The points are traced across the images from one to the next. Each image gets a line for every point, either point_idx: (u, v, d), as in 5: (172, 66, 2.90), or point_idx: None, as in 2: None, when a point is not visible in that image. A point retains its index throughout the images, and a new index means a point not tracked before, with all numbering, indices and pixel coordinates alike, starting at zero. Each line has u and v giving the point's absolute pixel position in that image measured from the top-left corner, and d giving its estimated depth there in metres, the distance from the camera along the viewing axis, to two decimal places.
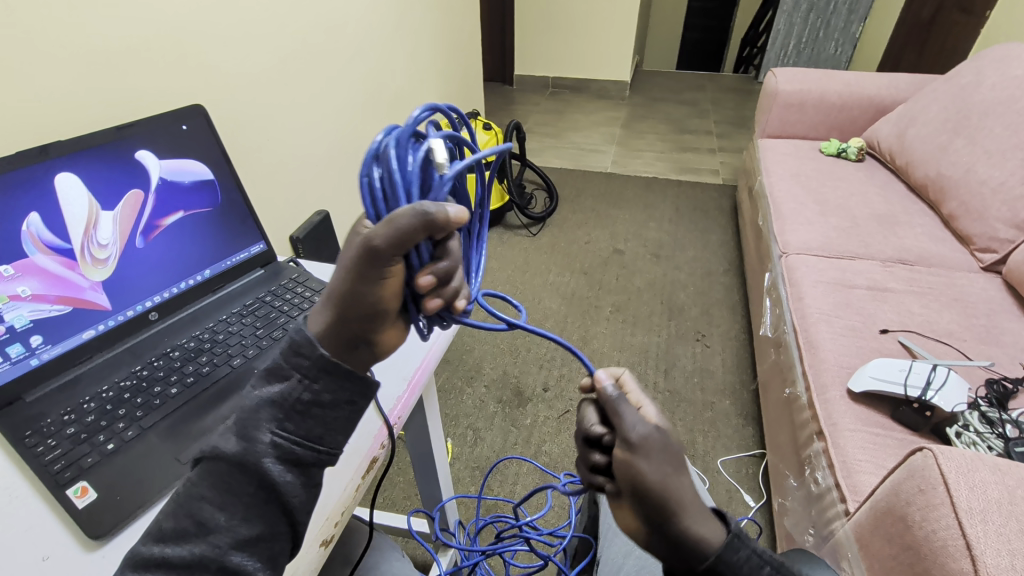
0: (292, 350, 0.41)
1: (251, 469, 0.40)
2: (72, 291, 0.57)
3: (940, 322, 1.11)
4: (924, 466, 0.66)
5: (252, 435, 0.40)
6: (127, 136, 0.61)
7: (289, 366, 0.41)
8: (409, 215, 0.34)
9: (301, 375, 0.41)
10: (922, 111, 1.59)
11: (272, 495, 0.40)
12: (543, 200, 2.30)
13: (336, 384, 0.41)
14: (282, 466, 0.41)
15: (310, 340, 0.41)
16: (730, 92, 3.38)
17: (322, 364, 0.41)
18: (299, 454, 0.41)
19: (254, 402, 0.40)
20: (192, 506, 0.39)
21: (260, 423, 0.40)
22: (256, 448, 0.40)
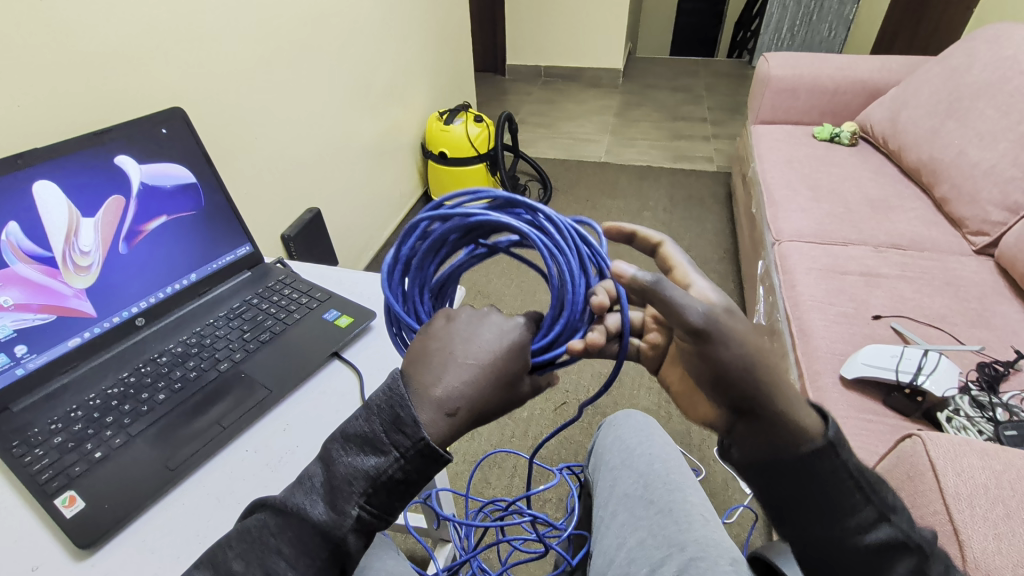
0: (395, 426, 0.40)
1: (332, 538, 0.40)
2: (56, 299, 0.57)
3: (932, 307, 1.11)
4: (913, 452, 0.66)
5: (341, 507, 0.40)
6: (106, 141, 0.60)
7: (390, 442, 0.40)
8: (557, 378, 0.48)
9: (400, 454, 0.40)
10: (914, 94, 1.58)
11: (341, 563, 0.41)
12: (536, 191, 2.29)
13: (426, 468, 0.41)
14: (359, 537, 0.41)
15: (418, 423, 0.40)
16: (724, 78, 3.35)
17: (424, 448, 0.40)
18: (373, 525, 0.41)
19: (350, 472, 0.40)
20: (268, 567, 0.39)
21: (350, 496, 0.40)
22: (342, 521, 0.40)
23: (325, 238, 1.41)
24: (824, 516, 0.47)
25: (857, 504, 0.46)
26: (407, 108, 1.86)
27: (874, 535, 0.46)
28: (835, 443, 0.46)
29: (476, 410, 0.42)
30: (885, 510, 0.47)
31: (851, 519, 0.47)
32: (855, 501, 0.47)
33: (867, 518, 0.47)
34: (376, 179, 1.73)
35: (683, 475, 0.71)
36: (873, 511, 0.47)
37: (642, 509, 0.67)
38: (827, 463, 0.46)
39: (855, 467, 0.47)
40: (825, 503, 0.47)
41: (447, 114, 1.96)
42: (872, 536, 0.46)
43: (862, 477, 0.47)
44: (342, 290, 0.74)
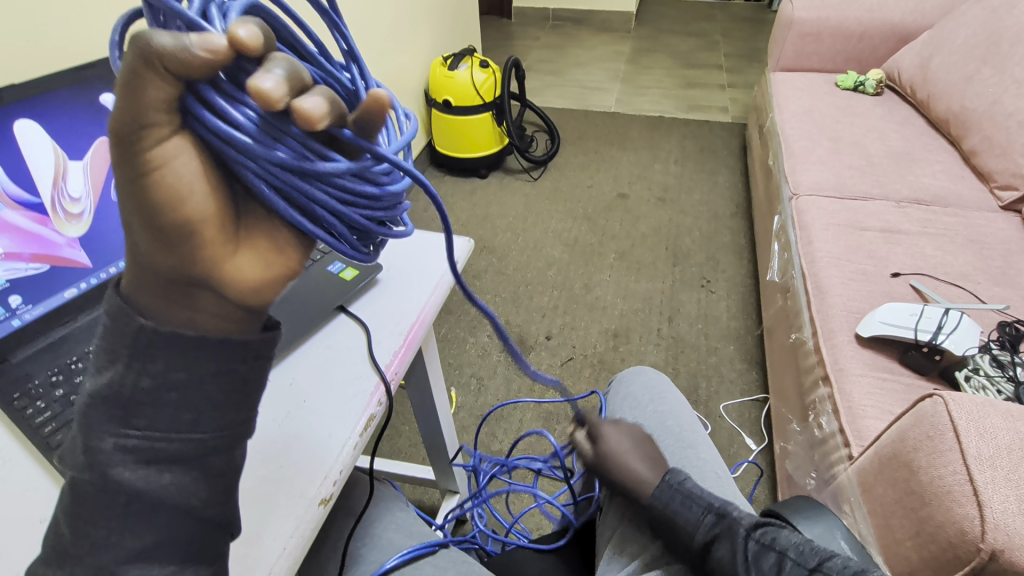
0: (111, 332, 0.35)
1: (103, 477, 0.34)
2: (48, 248, 0.54)
3: (954, 264, 1.08)
4: (933, 413, 0.65)
5: (95, 442, 0.34)
6: (88, 77, 0.57)
7: (110, 354, 0.34)
8: (138, 57, 0.28)
9: (124, 358, 0.34)
10: (949, 38, 1.48)
11: (150, 500, 0.35)
12: (544, 142, 2.22)
13: (182, 361, 0.35)
14: (143, 467, 0.34)
15: (128, 316, 0.34)
16: (742, 22, 3.18)
17: (148, 336, 0.34)
18: (158, 448, 0.35)
19: (86, 404, 0.34)
20: (69, 526, 0.34)
21: (98, 427, 0.34)
22: (103, 455, 0.34)
23: None
24: (682, 539, 0.53)
25: (695, 513, 0.52)
26: (409, 52, 1.77)
27: (719, 549, 0.49)
28: (669, 479, 0.56)
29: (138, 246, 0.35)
30: (730, 522, 0.51)
31: (698, 526, 0.52)
32: (694, 513, 0.53)
33: (711, 524, 0.51)
34: None
35: (696, 432, 0.70)
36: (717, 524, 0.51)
37: None
38: (664, 491, 0.55)
39: (694, 490, 0.55)
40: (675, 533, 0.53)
41: (452, 58, 1.87)
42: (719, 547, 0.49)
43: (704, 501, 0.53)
44: None
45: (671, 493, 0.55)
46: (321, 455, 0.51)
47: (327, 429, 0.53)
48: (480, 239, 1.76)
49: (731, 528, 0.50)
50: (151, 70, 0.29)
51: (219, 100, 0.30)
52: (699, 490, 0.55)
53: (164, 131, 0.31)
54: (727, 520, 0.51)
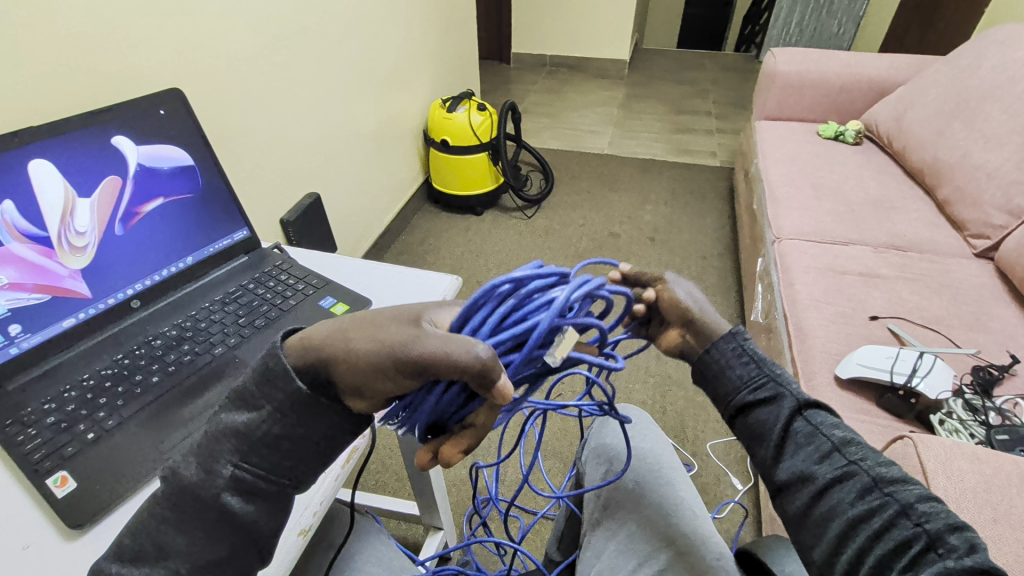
0: (264, 379, 0.38)
1: (207, 500, 0.37)
2: (51, 279, 0.57)
3: (930, 309, 1.11)
4: (903, 455, 0.67)
5: (213, 467, 0.38)
6: (102, 121, 0.60)
7: (260, 395, 0.38)
8: (463, 359, 0.35)
9: (269, 406, 0.38)
10: (921, 94, 1.57)
11: (237, 527, 0.38)
12: (538, 182, 2.28)
13: (309, 417, 0.38)
14: (242, 499, 0.38)
15: (286, 371, 0.38)
16: (730, 72, 3.33)
17: (297, 396, 0.38)
18: (263, 485, 0.39)
19: (220, 431, 0.38)
20: (151, 530, 0.38)
21: (221, 454, 0.38)
22: (215, 481, 0.38)
23: (323, 224, 1.40)
24: (727, 390, 0.52)
25: (747, 372, 0.51)
26: (409, 93, 1.84)
27: (760, 399, 0.50)
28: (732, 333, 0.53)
29: (342, 336, 0.38)
30: (774, 379, 0.50)
31: (744, 384, 0.51)
32: (745, 372, 0.51)
33: (762, 386, 0.50)
34: (376, 166, 1.72)
35: (674, 470, 0.71)
36: (763, 377, 0.50)
37: (631, 501, 0.68)
38: (726, 346, 0.53)
39: (751, 347, 0.52)
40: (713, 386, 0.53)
41: (451, 101, 1.94)
42: (761, 398, 0.50)
43: (756, 355, 0.52)
44: (340, 279, 0.74)
45: (728, 346, 0.52)
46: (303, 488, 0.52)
47: None
48: (473, 274, 1.80)
49: (782, 397, 0.49)
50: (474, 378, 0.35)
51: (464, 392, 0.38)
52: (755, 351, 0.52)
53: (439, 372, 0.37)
54: (776, 382, 0.50)
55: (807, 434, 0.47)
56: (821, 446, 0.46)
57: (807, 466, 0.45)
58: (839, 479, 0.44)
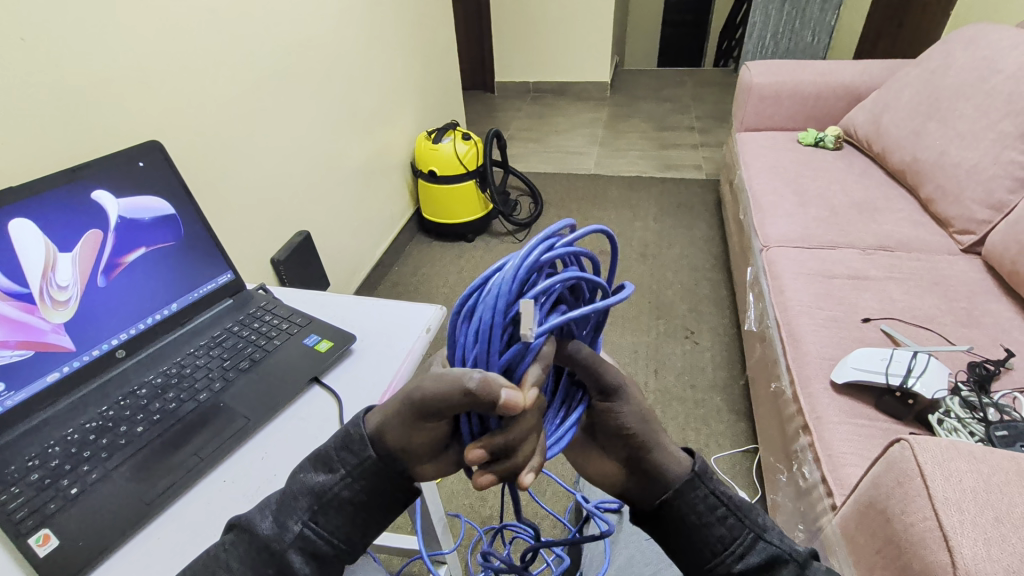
0: (344, 445, 0.46)
1: (276, 551, 0.45)
2: (33, 334, 0.57)
3: (922, 308, 1.11)
4: (902, 458, 0.65)
5: (286, 524, 0.46)
6: (81, 177, 0.61)
7: (338, 460, 0.46)
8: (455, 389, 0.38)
9: (344, 472, 0.46)
10: (895, 97, 1.60)
11: None
12: (527, 205, 2.30)
13: (374, 486, 0.46)
14: (302, 557, 0.46)
15: (364, 439, 0.46)
16: (711, 87, 3.39)
17: (369, 464, 0.46)
18: (320, 547, 0.46)
19: (301, 489, 0.46)
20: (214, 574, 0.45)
21: (295, 513, 0.46)
22: (285, 535, 0.46)
23: (314, 261, 1.42)
24: (708, 551, 0.49)
25: (734, 529, 0.49)
26: (395, 128, 1.88)
27: (749, 563, 0.48)
28: (700, 475, 0.49)
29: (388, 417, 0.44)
30: (759, 531, 0.49)
31: (728, 547, 0.49)
32: (731, 526, 0.49)
33: (745, 544, 0.49)
34: (365, 200, 1.74)
35: None
36: (748, 532, 0.49)
37: None
38: (696, 495, 0.48)
39: (726, 496, 0.49)
40: (688, 545, 0.49)
41: (435, 133, 1.97)
42: (747, 562, 0.48)
43: (731, 502, 0.49)
44: (324, 315, 0.74)
45: (703, 493, 0.49)
46: None
47: None
48: None
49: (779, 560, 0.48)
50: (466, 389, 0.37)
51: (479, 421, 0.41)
52: (733, 497, 0.49)
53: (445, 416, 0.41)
54: (764, 540, 0.49)
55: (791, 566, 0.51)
56: None
57: None
58: None
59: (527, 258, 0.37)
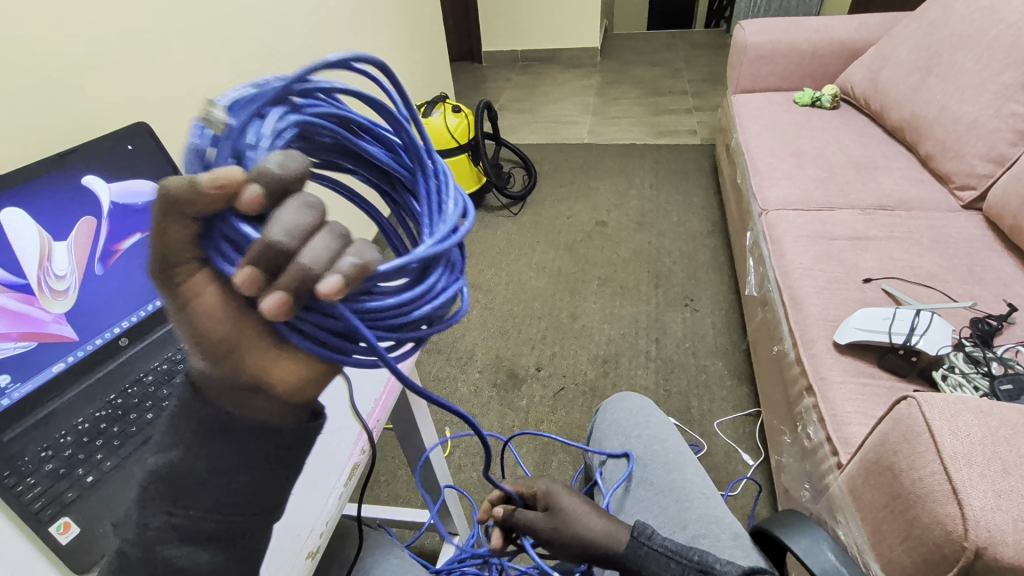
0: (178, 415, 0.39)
1: (149, 552, 0.40)
2: (35, 326, 0.56)
3: (923, 266, 1.11)
4: (908, 415, 0.66)
5: (145, 519, 0.40)
6: (69, 162, 0.60)
7: (172, 434, 0.39)
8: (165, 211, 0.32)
9: (187, 442, 0.39)
10: (893, 52, 1.56)
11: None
12: (521, 178, 2.27)
13: (241, 443, 0.39)
14: (182, 546, 0.40)
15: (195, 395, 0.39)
16: (703, 49, 3.32)
17: (210, 424, 0.39)
18: (202, 527, 0.40)
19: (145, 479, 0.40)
20: None
21: (152, 506, 0.40)
22: (150, 531, 0.40)
23: None
24: None
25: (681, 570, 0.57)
26: None
27: None
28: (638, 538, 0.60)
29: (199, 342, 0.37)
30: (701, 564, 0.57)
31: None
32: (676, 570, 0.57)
33: None
34: None
35: (681, 455, 0.75)
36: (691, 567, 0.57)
37: (643, 491, 0.73)
38: (642, 551, 0.59)
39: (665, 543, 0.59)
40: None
41: (424, 106, 1.93)
42: None
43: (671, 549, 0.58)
44: None
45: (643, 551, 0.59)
46: (305, 513, 0.51)
47: (313, 481, 0.54)
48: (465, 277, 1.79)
49: None
50: (168, 215, 0.32)
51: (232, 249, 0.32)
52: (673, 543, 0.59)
53: (193, 272, 0.34)
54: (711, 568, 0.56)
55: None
56: None
57: None
58: None
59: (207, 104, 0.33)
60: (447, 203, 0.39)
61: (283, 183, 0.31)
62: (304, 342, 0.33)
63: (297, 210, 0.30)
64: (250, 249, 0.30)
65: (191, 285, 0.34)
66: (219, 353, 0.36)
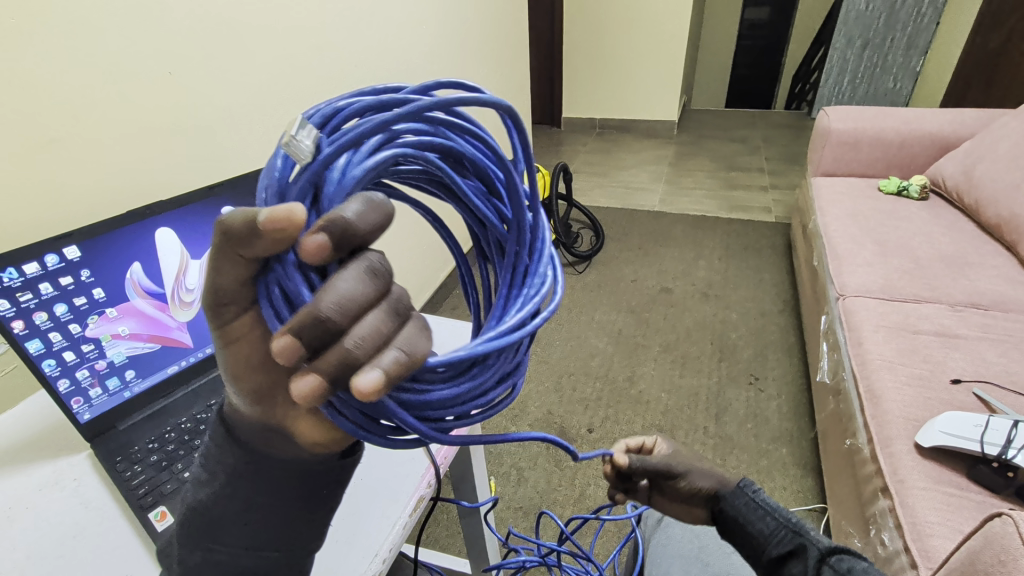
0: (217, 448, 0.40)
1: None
2: (162, 330, 0.65)
3: (1022, 374, 1.03)
4: (1003, 534, 0.61)
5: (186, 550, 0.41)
6: (215, 194, 0.70)
7: (213, 466, 0.40)
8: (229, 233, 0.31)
9: (221, 479, 0.39)
10: (990, 148, 1.52)
11: None
12: (589, 238, 2.32)
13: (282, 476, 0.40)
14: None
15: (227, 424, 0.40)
16: (782, 129, 3.34)
17: (249, 457, 0.39)
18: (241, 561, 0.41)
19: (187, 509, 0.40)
20: None
21: (195, 540, 0.41)
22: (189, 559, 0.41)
23: None
24: (758, 541, 0.57)
25: (772, 530, 0.57)
26: None
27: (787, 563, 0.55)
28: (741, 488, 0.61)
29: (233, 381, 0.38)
30: (793, 528, 0.56)
31: (772, 537, 0.57)
32: (768, 524, 0.57)
33: (782, 539, 0.56)
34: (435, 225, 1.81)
35: None
36: (784, 530, 0.57)
37: None
38: (741, 503, 0.60)
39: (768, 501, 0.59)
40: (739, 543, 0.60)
41: None
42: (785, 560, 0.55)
43: (773, 508, 0.58)
44: None
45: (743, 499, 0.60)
46: (371, 536, 0.54)
47: (381, 508, 0.57)
48: None
49: (803, 548, 0.55)
50: (225, 252, 0.32)
51: (283, 299, 0.32)
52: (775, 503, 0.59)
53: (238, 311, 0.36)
54: (799, 535, 0.56)
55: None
56: None
57: None
58: None
59: (348, 108, 0.35)
60: (531, 280, 0.38)
61: (351, 235, 0.31)
62: (337, 416, 0.34)
63: (352, 276, 0.30)
64: (304, 316, 0.29)
65: (240, 326, 0.36)
66: (261, 400, 0.39)
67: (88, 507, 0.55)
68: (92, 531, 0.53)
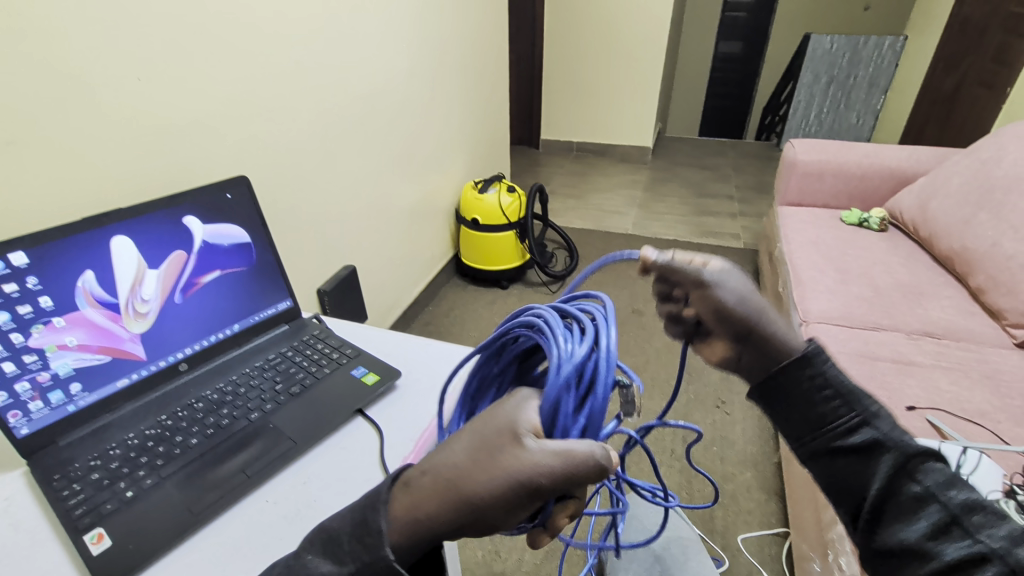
0: (360, 535, 0.36)
1: None
2: (113, 341, 0.62)
3: (973, 401, 1.07)
4: None
5: None
6: (178, 203, 0.68)
7: (347, 549, 0.36)
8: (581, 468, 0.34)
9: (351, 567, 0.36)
10: (943, 185, 1.60)
11: None
12: (563, 259, 2.34)
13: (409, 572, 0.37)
14: None
15: (383, 532, 0.36)
16: (752, 159, 3.45)
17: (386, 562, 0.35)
18: None
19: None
20: None
21: None
22: None
23: (356, 297, 1.48)
24: (815, 422, 0.50)
25: (836, 410, 0.49)
26: (444, 174, 1.97)
27: (854, 439, 0.49)
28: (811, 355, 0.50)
29: (445, 506, 0.35)
30: (868, 417, 0.48)
31: (833, 422, 0.50)
32: (835, 407, 0.50)
33: (851, 424, 0.49)
34: (409, 241, 1.81)
35: None
36: (855, 416, 0.49)
37: None
38: (806, 374, 0.50)
39: (836, 377, 0.50)
40: (799, 419, 0.51)
41: (483, 183, 2.06)
42: (851, 440, 0.49)
43: (842, 385, 0.49)
44: (372, 350, 0.78)
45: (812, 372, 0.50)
46: None
47: None
48: None
49: (882, 447, 0.48)
50: (572, 469, 0.34)
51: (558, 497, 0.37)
52: (847, 381, 0.49)
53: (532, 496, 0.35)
54: (872, 425, 0.48)
55: (915, 515, 0.46)
56: (926, 505, 0.46)
57: (913, 530, 0.46)
58: (961, 555, 0.44)
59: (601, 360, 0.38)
60: None
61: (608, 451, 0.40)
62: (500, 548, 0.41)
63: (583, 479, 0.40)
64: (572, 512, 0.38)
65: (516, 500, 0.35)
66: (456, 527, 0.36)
67: (17, 530, 0.53)
68: (19, 556, 0.51)
